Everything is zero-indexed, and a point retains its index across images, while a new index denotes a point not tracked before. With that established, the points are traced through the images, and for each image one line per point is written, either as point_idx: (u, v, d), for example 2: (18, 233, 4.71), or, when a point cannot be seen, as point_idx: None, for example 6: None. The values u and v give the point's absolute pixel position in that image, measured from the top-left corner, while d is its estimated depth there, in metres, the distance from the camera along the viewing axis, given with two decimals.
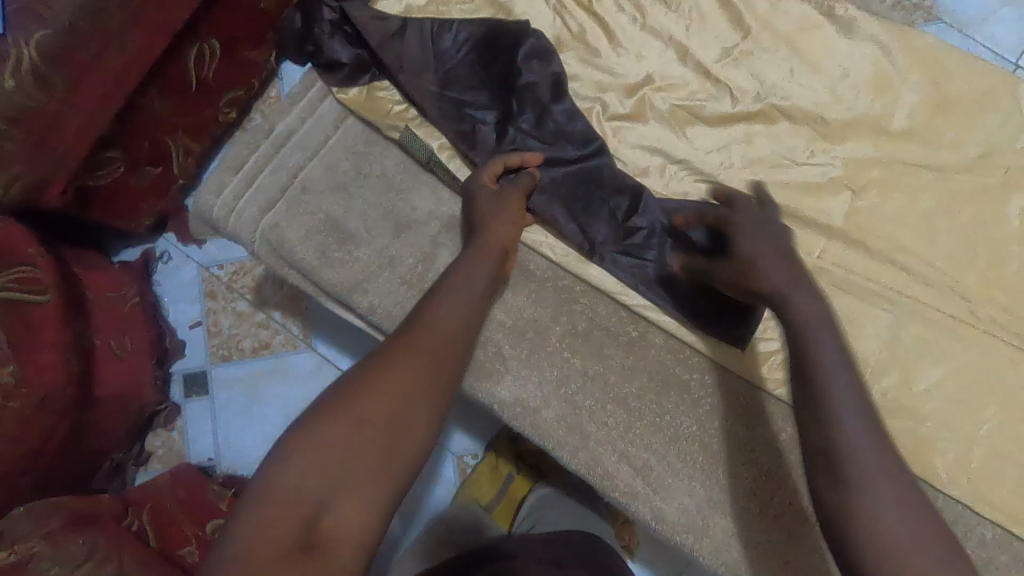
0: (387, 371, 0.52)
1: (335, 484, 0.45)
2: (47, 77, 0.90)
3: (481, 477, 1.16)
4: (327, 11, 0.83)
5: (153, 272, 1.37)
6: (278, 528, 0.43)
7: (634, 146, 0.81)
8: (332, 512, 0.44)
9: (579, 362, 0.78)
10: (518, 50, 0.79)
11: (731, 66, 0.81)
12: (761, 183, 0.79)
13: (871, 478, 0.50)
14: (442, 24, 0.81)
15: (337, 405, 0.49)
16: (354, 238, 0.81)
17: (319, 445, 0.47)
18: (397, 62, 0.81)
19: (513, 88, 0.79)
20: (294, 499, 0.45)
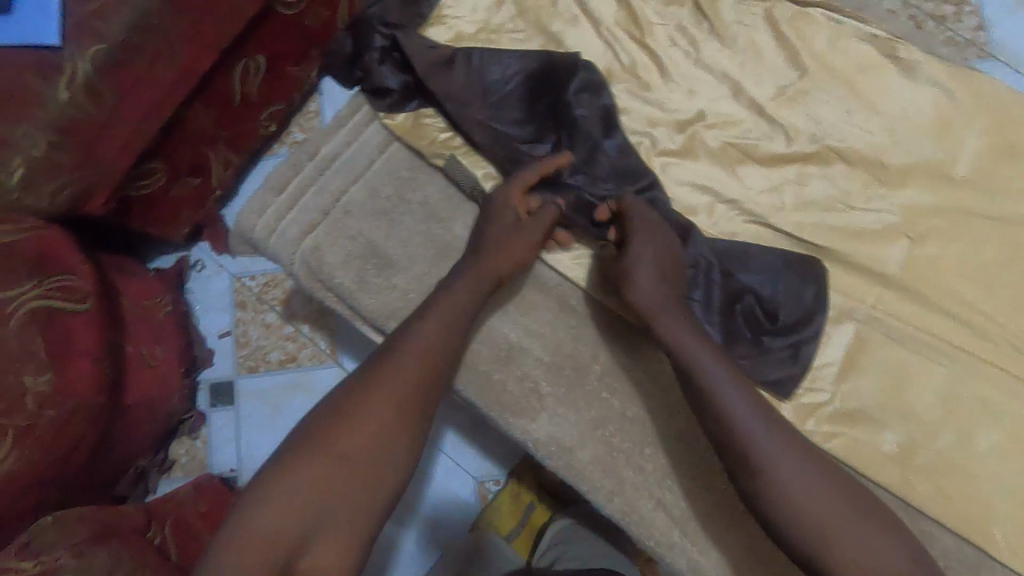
0: (351, 414, 0.61)
1: (313, 518, 0.56)
2: (98, 90, 0.91)
3: (502, 506, 1.10)
4: (377, 37, 0.83)
5: (186, 281, 1.37)
6: (264, 552, 0.54)
7: (682, 184, 0.79)
8: (315, 542, 0.55)
9: (618, 403, 0.76)
10: (568, 81, 0.79)
11: (786, 105, 0.79)
12: (812, 227, 0.77)
13: (786, 481, 0.59)
14: (492, 55, 0.81)
15: (310, 450, 0.59)
16: (394, 265, 0.80)
17: (298, 484, 0.57)
18: (447, 92, 0.80)
19: (561, 119, 0.79)
20: (271, 540, 0.55)
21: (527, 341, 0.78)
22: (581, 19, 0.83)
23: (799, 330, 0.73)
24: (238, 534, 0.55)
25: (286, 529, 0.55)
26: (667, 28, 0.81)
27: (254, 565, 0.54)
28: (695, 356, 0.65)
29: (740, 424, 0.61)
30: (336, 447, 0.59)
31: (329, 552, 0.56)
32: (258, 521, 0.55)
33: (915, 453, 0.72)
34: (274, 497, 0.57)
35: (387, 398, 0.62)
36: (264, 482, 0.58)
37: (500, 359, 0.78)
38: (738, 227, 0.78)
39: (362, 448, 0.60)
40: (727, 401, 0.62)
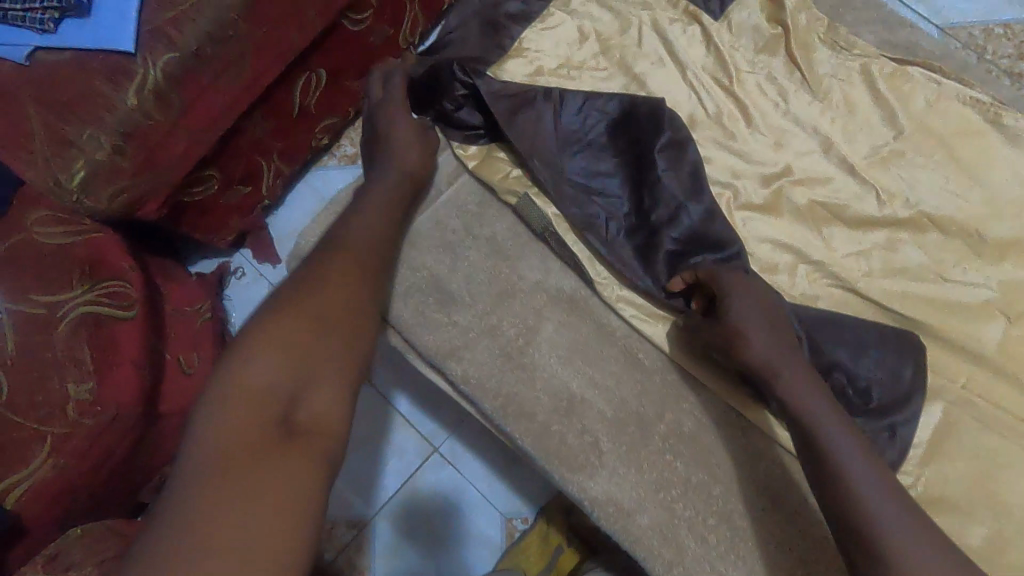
0: (311, 274, 0.57)
1: (299, 376, 0.51)
2: (166, 96, 0.87)
3: (529, 547, 1.05)
4: (461, 75, 0.78)
5: (225, 287, 1.37)
6: (252, 408, 0.49)
7: (763, 241, 0.75)
8: (306, 393, 0.51)
9: (681, 466, 0.72)
10: (654, 137, 0.76)
11: (879, 167, 0.75)
12: (900, 296, 0.73)
13: (865, 484, 0.54)
14: (576, 95, 0.79)
15: (284, 304, 0.54)
16: (456, 301, 0.77)
17: (281, 340, 0.52)
18: (525, 129, 0.77)
19: (645, 175, 0.76)
20: (260, 396, 0.50)
21: (590, 393, 0.74)
22: (667, 62, 0.80)
23: (886, 410, 0.70)
24: (216, 398, 0.49)
25: (274, 384, 0.50)
26: (758, 77, 0.78)
27: (240, 421, 0.48)
28: (788, 383, 0.62)
29: (828, 434, 0.58)
30: (314, 305, 0.55)
31: (322, 402, 0.51)
32: (240, 378, 0.50)
33: (1003, 548, 0.67)
34: (254, 356, 0.51)
35: (353, 261, 0.59)
36: (242, 341, 0.52)
37: (561, 409, 0.74)
38: (821, 289, 0.74)
39: (340, 305, 0.56)
40: (809, 407, 0.60)
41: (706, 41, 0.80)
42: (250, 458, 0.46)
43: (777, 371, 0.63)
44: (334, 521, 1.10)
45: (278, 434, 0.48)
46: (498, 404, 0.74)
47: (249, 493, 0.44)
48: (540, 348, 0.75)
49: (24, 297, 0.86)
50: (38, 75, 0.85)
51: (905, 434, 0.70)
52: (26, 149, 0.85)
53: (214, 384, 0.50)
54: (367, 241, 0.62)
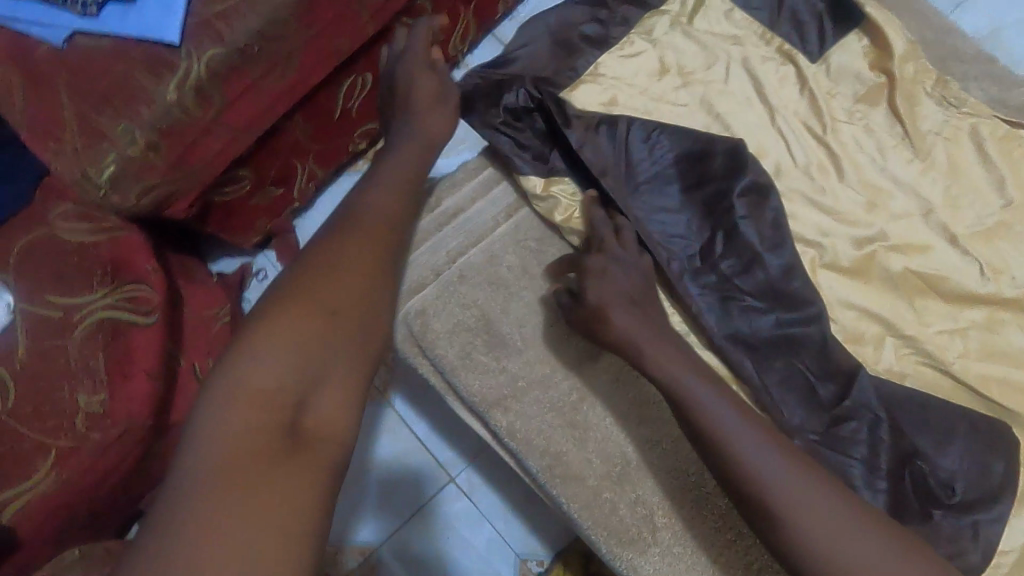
0: (319, 256, 0.49)
1: (313, 372, 0.45)
2: (207, 92, 0.80)
3: None
4: (518, 96, 0.73)
5: (245, 289, 1.31)
6: (259, 415, 0.42)
7: (848, 307, 0.68)
8: (317, 396, 0.44)
9: (743, 555, 0.64)
10: (731, 182, 0.70)
11: (983, 238, 0.68)
12: (1001, 384, 0.65)
13: (780, 496, 0.52)
14: (648, 128, 0.72)
15: (297, 287, 0.48)
16: (506, 344, 0.72)
17: (289, 335, 0.45)
18: (590, 160, 0.70)
19: (718, 221, 0.70)
20: (268, 395, 0.43)
21: (646, 460, 0.68)
22: (755, 102, 0.74)
23: (969, 506, 0.62)
24: (216, 400, 0.43)
25: (282, 386, 0.44)
26: (854, 128, 0.72)
27: (246, 427, 0.42)
28: (686, 387, 0.58)
29: (731, 445, 0.55)
30: (328, 288, 0.48)
31: (333, 408, 0.45)
32: (246, 379, 0.43)
33: None
34: (261, 354, 0.44)
35: (365, 249, 0.50)
36: (248, 332, 0.45)
37: (613, 475, 0.67)
38: (910, 366, 0.67)
39: (352, 296, 0.48)
40: (757, 469, 0.53)
41: (800, 85, 0.73)
42: (255, 473, 0.39)
43: (733, 442, 0.55)
44: (341, 546, 1.03)
45: (284, 445, 0.42)
46: (544, 463, 0.68)
47: (249, 513, 0.37)
48: (594, 406, 0.69)
49: (40, 298, 0.81)
50: (75, 60, 0.79)
51: (989, 531, 0.61)
52: (56, 137, 0.79)
53: (216, 382, 0.44)
54: (381, 226, 0.53)
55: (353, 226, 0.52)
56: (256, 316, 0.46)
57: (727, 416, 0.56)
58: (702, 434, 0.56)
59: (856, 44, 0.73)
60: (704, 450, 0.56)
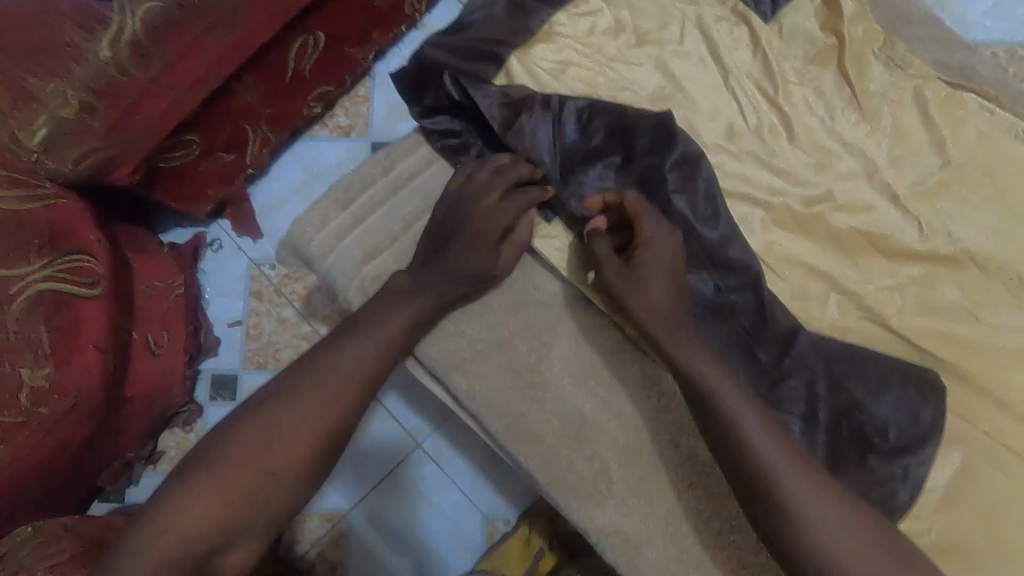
0: (275, 403, 0.59)
1: (242, 523, 0.55)
2: (147, 51, 0.74)
3: (509, 550, 0.99)
4: (452, 87, 0.71)
5: (200, 260, 1.27)
6: (180, 548, 0.53)
7: (795, 265, 0.71)
8: (233, 545, 0.55)
9: (694, 502, 0.68)
10: (661, 156, 0.70)
11: (924, 198, 0.71)
12: (933, 337, 0.69)
13: (780, 478, 0.56)
14: (580, 108, 0.71)
15: (249, 446, 0.57)
16: (466, 311, 0.71)
17: (220, 485, 0.55)
18: (522, 145, 0.70)
19: (652, 194, 0.69)
20: (197, 538, 0.53)
21: (603, 417, 0.70)
22: (709, 64, 0.74)
23: (899, 450, 0.66)
24: (154, 523, 0.53)
25: (204, 532, 0.54)
26: (805, 90, 0.73)
27: (165, 562, 0.52)
28: (703, 371, 0.61)
29: (743, 428, 0.58)
30: (278, 448, 0.57)
31: (244, 554, 0.56)
32: (180, 510, 0.54)
33: None
34: (198, 487, 0.55)
35: (321, 404, 0.59)
36: (195, 477, 0.55)
37: (571, 433, 0.69)
38: (852, 322, 0.70)
39: (295, 464, 0.57)
40: (756, 448, 0.57)
41: (753, 47, 0.74)
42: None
43: (735, 414, 0.59)
44: (308, 514, 1.04)
45: None
46: (505, 424, 0.69)
47: None
48: (553, 367, 0.70)
49: None
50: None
51: (918, 473, 0.65)
52: None
53: (157, 518, 0.54)
54: (343, 389, 0.60)
55: (319, 379, 0.60)
56: (202, 459, 0.57)
57: (729, 390, 0.60)
58: (700, 397, 0.61)
59: (809, 4, 0.74)
60: (711, 422, 0.60)
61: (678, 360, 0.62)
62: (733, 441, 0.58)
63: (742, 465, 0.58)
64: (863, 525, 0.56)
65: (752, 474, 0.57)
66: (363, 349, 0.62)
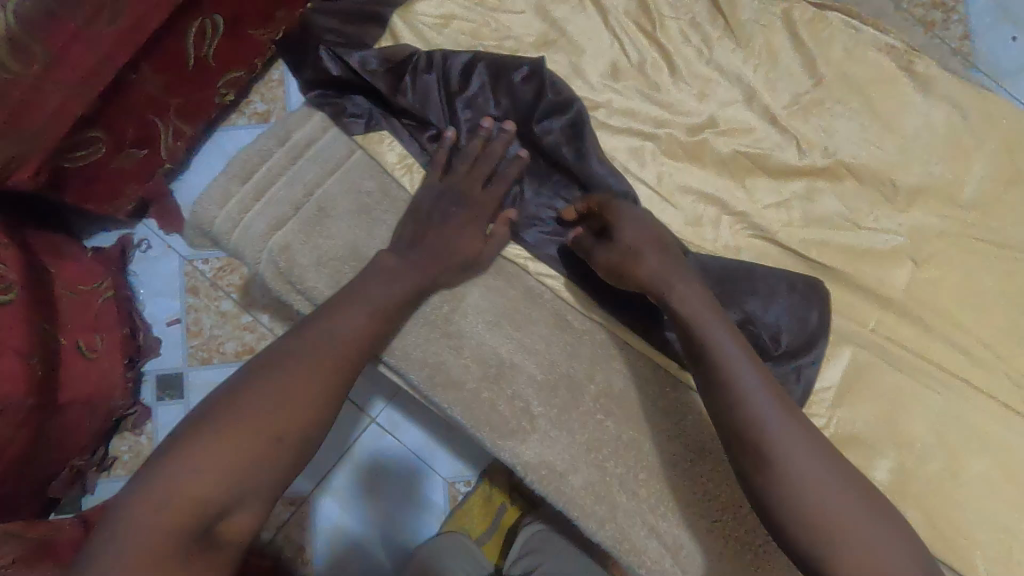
0: (284, 369, 0.57)
1: (245, 488, 0.52)
2: (25, 46, 0.71)
3: (472, 510, 1.04)
4: (331, 63, 0.73)
5: (129, 262, 1.25)
6: (176, 516, 0.49)
7: (687, 192, 0.74)
8: (234, 511, 0.52)
9: (613, 426, 0.72)
10: (541, 100, 0.73)
11: (800, 116, 0.75)
12: (818, 246, 0.74)
13: (784, 456, 0.55)
14: (460, 61, 0.74)
15: (252, 409, 0.54)
16: None
17: (222, 447, 0.52)
18: (405, 103, 0.74)
19: (535, 141, 0.74)
20: (198, 502, 0.50)
21: (519, 357, 0.72)
22: (588, 7, 0.77)
23: (792, 353, 0.71)
24: (149, 495, 0.50)
25: (208, 496, 0.51)
26: (680, 24, 0.76)
27: (160, 532, 0.48)
28: (714, 341, 0.60)
29: (751, 404, 0.57)
30: (283, 412, 0.55)
31: (246, 522, 0.53)
32: (179, 478, 0.51)
33: (907, 480, 0.72)
34: (202, 454, 0.52)
35: (323, 367, 0.58)
36: (193, 441, 0.52)
37: (489, 375, 0.72)
38: (743, 241, 0.74)
39: (299, 428, 0.56)
40: (750, 395, 0.57)
41: None
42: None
43: (743, 387, 0.58)
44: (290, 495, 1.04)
45: (195, 547, 0.49)
46: (425, 375, 0.72)
47: None
48: (466, 315, 0.73)
49: None
50: None
51: (809, 373, 0.71)
52: None
53: (154, 482, 0.50)
54: (339, 358, 0.59)
55: (322, 346, 0.59)
56: (201, 423, 0.53)
57: (742, 363, 0.59)
58: (710, 367, 0.60)
59: None
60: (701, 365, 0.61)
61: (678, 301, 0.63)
62: (722, 380, 0.59)
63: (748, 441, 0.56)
64: (849, 478, 0.55)
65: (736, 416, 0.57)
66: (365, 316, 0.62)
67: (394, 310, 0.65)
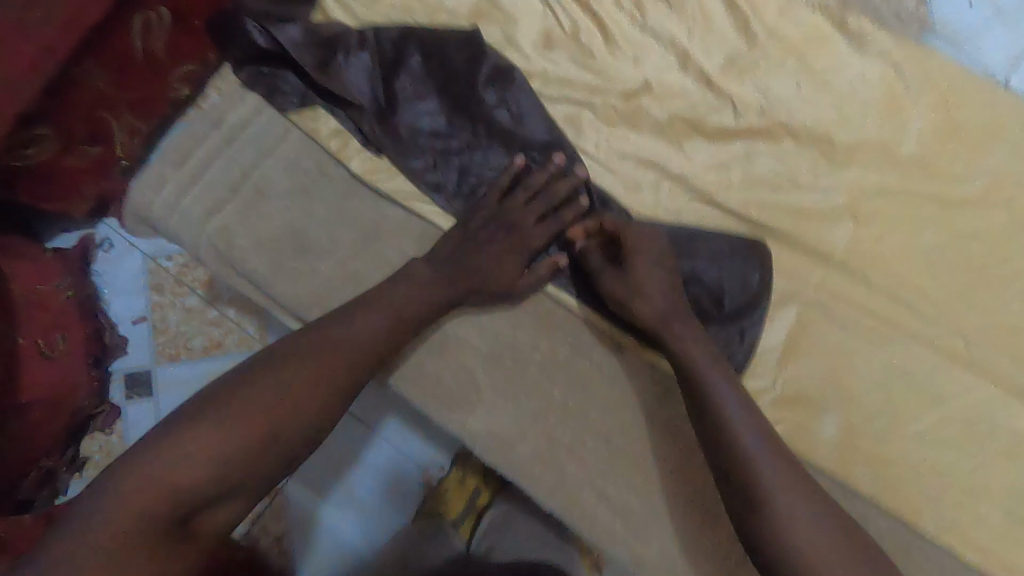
0: (282, 371, 0.59)
1: (235, 480, 0.55)
2: None
3: (445, 493, 1.01)
4: (258, 35, 0.72)
5: (91, 264, 1.12)
6: (158, 501, 0.52)
7: (626, 158, 0.74)
8: (221, 500, 0.55)
9: (559, 394, 0.72)
10: (475, 72, 0.74)
11: (735, 77, 0.75)
12: (758, 207, 0.74)
13: (772, 490, 0.58)
14: (392, 37, 0.74)
15: (255, 403, 0.57)
16: (317, 249, 0.73)
17: (216, 435, 0.55)
18: (337, 79, 0.73)
19: (473, 111, 0.74)
20: (186, 489, 0.53)
21: (464, 330, 0.72)
22: None
23: (735, 315, 0.72)
24: (136, 476, 0.52)
25: (196, 482, 0.53)
26: None
27: (144, 511, 0.51)
28: (709, 374, 0.64)
29: (741, 439, 0.61)
30: (285, 412, 0.58)
31: (227, 510, 0.56)
32: (158, 467, 0.53)
33: (854, 435, 0.72)
34: (184, 448, 0.53)
35: (329, 370, 0.60)
36: (194, 423, 0.55)
37: (434, 349, 0.72)
38: (685, 205, 0.74)
39: (297, 430, 0.58)
40: (737, 430, 0.61)
41: None
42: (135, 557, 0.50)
43: (731, 418, 0.61)
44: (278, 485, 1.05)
45: (175, 532, 0.52)
46: None
47: None
48: None
49: None
50: None
51: (750, 334, 0.72)
52: None
53: (148, 459, 0.53)
54: (347, 362, 0.62)
55: (336, 349, 0.62)
56: (208, 409, 0.56)
57: (730, 397, 0.63)
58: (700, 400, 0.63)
59: None
60: (692, 398, 0.64)
61: (671, 338, 0.66)
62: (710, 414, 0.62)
63: (734, 471, 0.60)
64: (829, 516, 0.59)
65: (729, 449, 0.60)
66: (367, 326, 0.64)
67: (422, 315, 0.67)
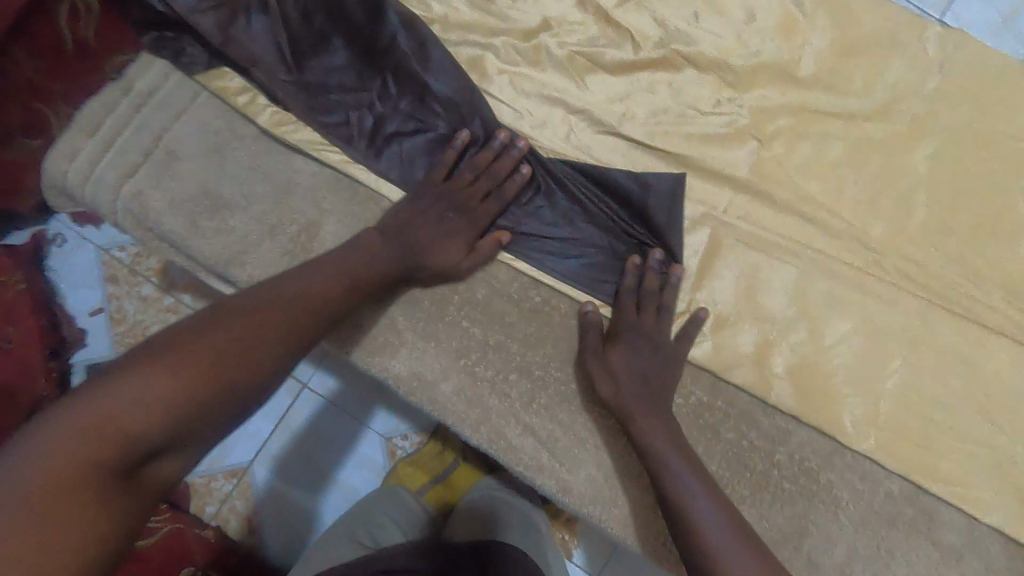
0: (238, 319, 0.55)
1: (187, 429, 0.50)
2: None
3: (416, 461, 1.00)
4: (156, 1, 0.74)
5: (45, 259, 1.07)
6: (97, 445, 0.45)
7: (531, 96, 0.76)
8: (170, 450, 0.49)
9: (479, 331, 0.73)
10: (378, 23, 0.75)
11: (632, 11, 0.77)
12: (663, 135, 0.75)
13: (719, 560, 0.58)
14: None
15: (207, 349, 0.52)
16: (230, 205, 0.74)
17: (164, 377, 0.49)
18: (241, 41, 0.74)
19: (379, 63, 0.75)
20: (133, 434, 0.47)
21: None
22: None
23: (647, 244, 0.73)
24: (69, 416, 0.45)
25: (141, 425, 0.47)
26: None
27: (78, 454, 0.44)
28: (666, 457, 0.64)
29: (694, 510, 0.61)
30: (242, 358, 0.53)
31: (176, 463, 0.50)
32: (97, 411, 0.46)
33: (771, 351, 0.73)
34: (126, 391, 0.47)
35: (286, 319, 0.57)
36: (139, 363, 0.49)
37: None
38: (592, 139, 0.76)
39: (254, 381, 0.54)
40: (694, 508, 0.61)
41: None
42: (67, 508, 0.42)
43: (687, 493, 0.62)
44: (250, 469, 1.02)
45: (119, 481, 0.45)
46: None
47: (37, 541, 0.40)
48: (323, 241, 0.73)
49: None
50: None
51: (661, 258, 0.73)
52: None
53: (85, 401, 0.46)
54: (307, 313, 0.59)
55: (295, 302, 0.59)
56: (156, 352, 0.51)
57: (687, 479, 0.63)
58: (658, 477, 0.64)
59: None
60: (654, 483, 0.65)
61: (636, 432, 0.66)
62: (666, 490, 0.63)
63: (687, 540, 0.60)
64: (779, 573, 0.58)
65: (681, 523, 0.61)
66: (318, 279, 0.62)
67: (378, 270, 0.66)
